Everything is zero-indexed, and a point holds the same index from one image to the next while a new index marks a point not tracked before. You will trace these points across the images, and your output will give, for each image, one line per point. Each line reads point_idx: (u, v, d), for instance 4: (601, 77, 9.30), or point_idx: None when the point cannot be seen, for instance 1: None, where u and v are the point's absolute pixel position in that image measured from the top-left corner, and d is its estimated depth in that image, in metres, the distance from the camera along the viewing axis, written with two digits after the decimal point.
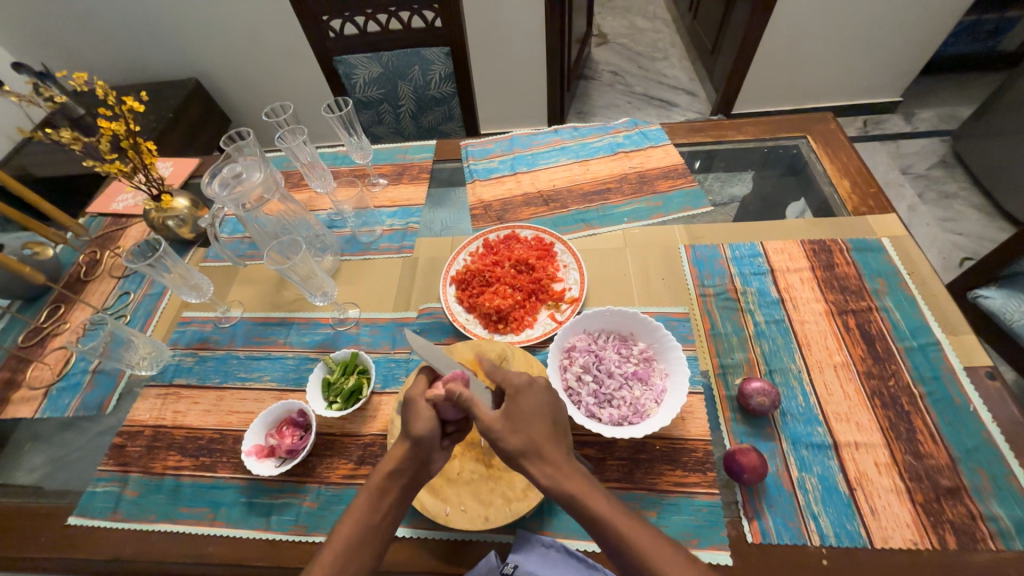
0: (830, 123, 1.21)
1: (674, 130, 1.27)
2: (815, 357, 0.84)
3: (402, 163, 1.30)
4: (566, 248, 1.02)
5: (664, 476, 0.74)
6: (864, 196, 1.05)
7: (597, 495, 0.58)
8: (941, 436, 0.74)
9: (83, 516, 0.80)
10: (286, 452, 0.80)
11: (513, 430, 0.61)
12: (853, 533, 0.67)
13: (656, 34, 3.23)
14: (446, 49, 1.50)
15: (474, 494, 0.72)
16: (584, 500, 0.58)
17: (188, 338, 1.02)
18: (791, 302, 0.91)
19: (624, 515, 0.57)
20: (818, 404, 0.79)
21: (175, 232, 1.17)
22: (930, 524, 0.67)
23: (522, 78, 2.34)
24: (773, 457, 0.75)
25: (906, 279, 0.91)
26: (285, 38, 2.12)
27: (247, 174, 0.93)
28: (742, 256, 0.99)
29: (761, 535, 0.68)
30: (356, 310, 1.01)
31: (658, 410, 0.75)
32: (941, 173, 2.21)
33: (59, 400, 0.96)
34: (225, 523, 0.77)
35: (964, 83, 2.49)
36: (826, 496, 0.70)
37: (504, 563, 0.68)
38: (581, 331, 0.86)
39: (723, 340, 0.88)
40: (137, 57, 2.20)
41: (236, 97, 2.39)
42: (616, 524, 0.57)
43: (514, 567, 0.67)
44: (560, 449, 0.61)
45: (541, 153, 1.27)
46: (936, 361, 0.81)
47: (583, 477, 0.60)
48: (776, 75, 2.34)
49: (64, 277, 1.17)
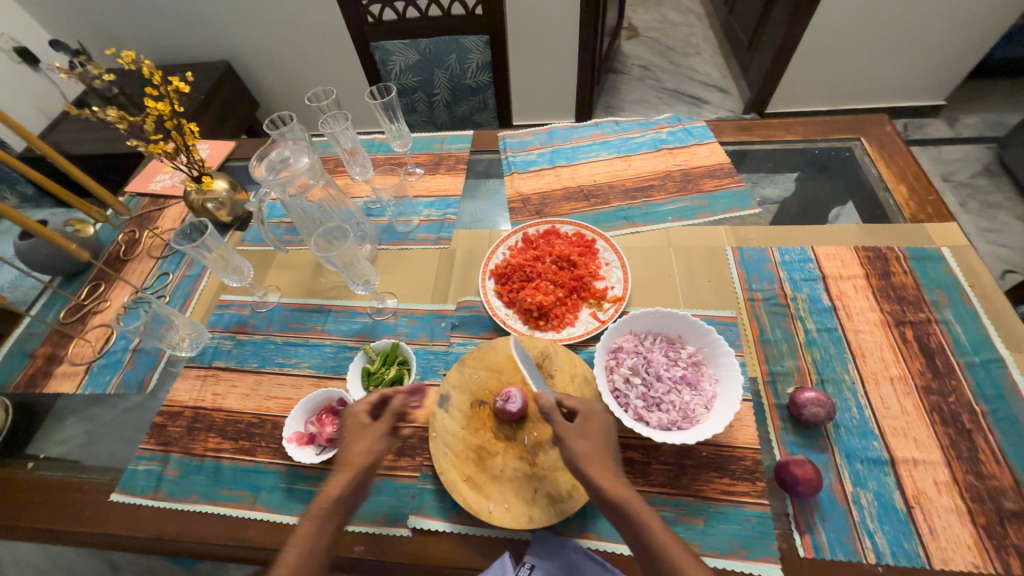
0: (885, 125, 1.16)
1: (720, 128, 1.23)
2: (870, 368, 0.81)
3: (438, 153, 1.29)
4: (608, 245, 1.00)
5: (711, 484, 0.72)
6: (922, 203, 1.01)
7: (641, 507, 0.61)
8: (1004, 455, 0.71)
9: (125, 493, 0.81)
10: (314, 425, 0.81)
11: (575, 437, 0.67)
12: (911, 552, 0.65)
13: (688, 28, 3.16)
14: (485, 38, 1.47)
15: (517, 492, 0.71)
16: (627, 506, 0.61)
17: (226, 321, 1.02)
18: (844, 310, 0.88)
19: (659, 525, 0.60)
20: (874, 417, 0.76)
21: (213, 215, 1.17)
22: (994, 548, 0.64)
23: (553, 70, 2.30)
24: (826, 470, 0.72)
25: (967, 290, 0.88)
26: (317, 23, 2.11)
27: (295, 159, 0.90)
28: (792, 261, 0.96)
29: (814, 549, 0.66)
30: (394, 300, 1.00)
31: (708, 416, 0.73)
32: (985, 181, 2.13)
33: (101, 377, 0.97)
34: (264, 507, 0.77)
35: (1012, 89, 2.40)
36: (883, 513, 0.68)
37: (521, 564, 0.69)
38: (627, 331, 0.83)
39: (772, 346, 0.85)
40: (171, 39, 2.22)
41: (266, 83, 2.40)
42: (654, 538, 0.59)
43: (530, 568, 0.68)
44: (607, 473, 0.64)
45: (582, 147, 1.25)
46: (999, 379, 0.77)
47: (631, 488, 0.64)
48: (814, 76, 2.27)
49: (104, 255, 1.18)
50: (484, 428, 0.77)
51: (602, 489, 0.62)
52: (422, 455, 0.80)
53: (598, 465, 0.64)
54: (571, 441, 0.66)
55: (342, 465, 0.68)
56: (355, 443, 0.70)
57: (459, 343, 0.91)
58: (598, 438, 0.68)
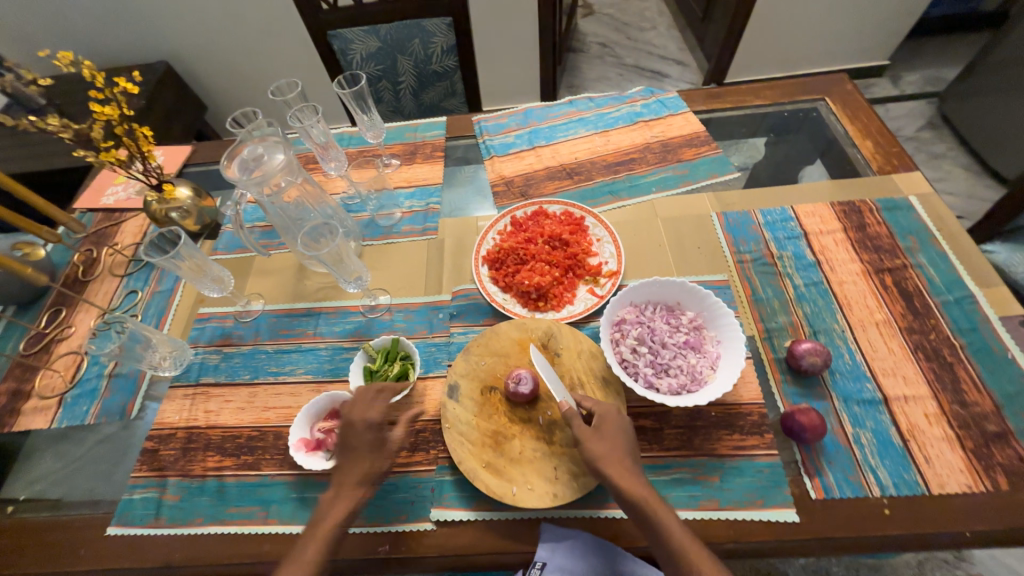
0: (846, 83, 1.20)
1: (692, 97, 1.24)
2: (857, 315, 0.85)
3: (413, 141, 1.25)
4: (597, 221, 1.00)
5: (723, 441, 0.75)
6: (887, 156, 1.06)
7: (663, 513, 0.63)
8: (984, 384, 0.76)
9: (123, 525, 0.77)
10: (341, 424, 0.73)
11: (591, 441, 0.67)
12: (910, 482, 0.69)
13: (642, 2, 3.17)
14: (447, 20, 1.43)
15: (539, 472, 0.71)
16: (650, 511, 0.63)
17: (209, 335, 0.97)
18: (828, 264, 0.92)
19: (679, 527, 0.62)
20: (865, 361, 0.80)
21: (179, 224, 1.10)
22: (982, 469, 0.69)
23: (515, 52, 2.27)
24: (827, 415, 0.76)
25: (936, 235, 0.93)
26: (263, 15, 1.99)
27: (269, 156, 0.85)
28: (775, 221, 0.99)
29: (824, 491, 0.70)
30: (386, 296, 0.98)
31: (715, 376, 0.75)
32: (930, 134, 2.26)
33: (76, 408, 0.90)
34: (278, 520, 0.75)
35: (947, 44, 2.54)
36: (882, 449, 0.72)
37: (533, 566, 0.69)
38: (628, 303, 0.84)
39: (765, 305, 0.88)
40: (101, 40, 2.04)
41: (212, 83, 2.26)
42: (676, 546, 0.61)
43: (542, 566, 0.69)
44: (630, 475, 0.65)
45: (559, 126, 1.24)
46: (972, 313, 0.83)
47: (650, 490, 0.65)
48: (768, 43, 2.33)
49: (61, 278, 1.09)
50: (497, 411, 0.77)
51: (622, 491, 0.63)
52: (437, 448, 0.78)
53: (620, 468, 0.65)
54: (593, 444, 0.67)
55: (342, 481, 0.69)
56: (355, 460, 0.71)
57: (460, 332, 0.90)
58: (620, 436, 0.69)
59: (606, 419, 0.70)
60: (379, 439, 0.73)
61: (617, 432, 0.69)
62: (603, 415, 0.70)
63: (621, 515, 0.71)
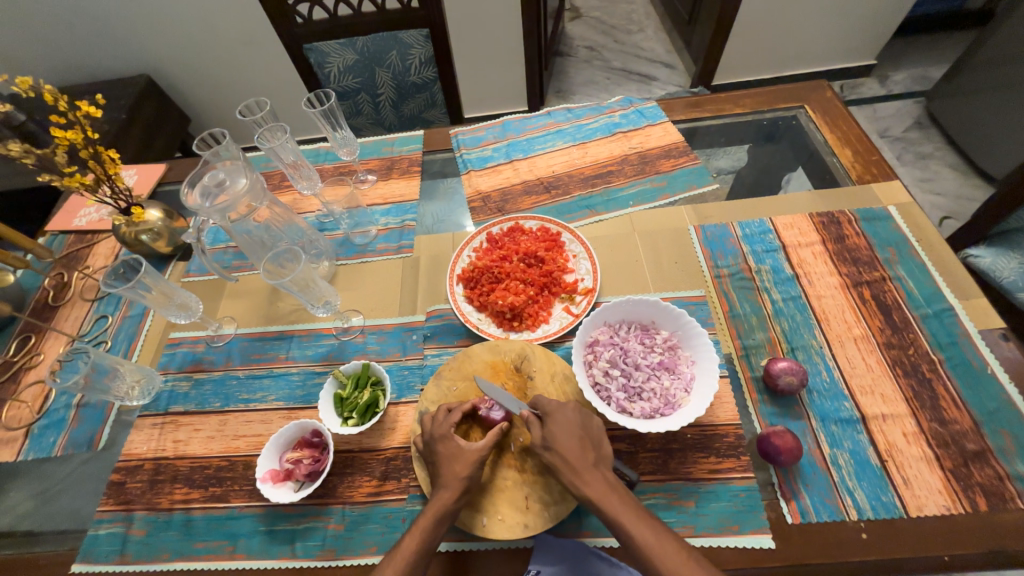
0: (826, 91, 1.19)
1: (671, 106, 1.23)
2: (835, 331, 0.84)
3: (389, 156, 1.23)
4: (574, 236, 0.98)
5: (699, 465, 0.73)
6: (867, 164, 1.05)
7: (617, 507, 0.60)
8: (963, 401, 0.75)
9: (88, 562, 0.75)
10: (428, 437, 0.71)
11: (544, 441, 0.66)
12: (888, 504, 0.68)
13: (628, 5, 3.15)
14: (424, 31, 1.41)
15: (510, 502, 0.69)
16: (604, 508, 0.61)
17: (180, 361, 0.95)
18: (806, 278, 0.91)
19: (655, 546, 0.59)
20: (842, 378, 0.79)
21: (150, 247, 1.08)
22: (961, 489, 0.68)
23: (499, 59, 2.25)
24: (804, 436, 0.74)
25: (915, 246, 0.92)
26: (244, 26, 1.98)
27: (231, 181, 0.85)
28: (753, 234, 0.97)
29: (800, 515, 0.68)
30: (360, 317, 0.96)
31: (689, 399, 0.73)
32: (917, 134, 2.25)
33: (43, 440, 0.88)
34: (246, 555, 0.73)
35: (933, 43, 2.53)
36: (860, 471, 0.71)
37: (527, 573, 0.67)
38: (601, 324, 0.83)
39: (742, 321, 0.87)
40: (80, 55, 2.02)
41: (195, 95, 2.23)
42: (633, 539, 0.59)
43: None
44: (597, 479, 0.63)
45: (536, 138, 1.22)
46: (951, 327, 0.82)
47: (604, 482, 0.62)
48: (754, 45, 2.32)
49: (30, 304, 1.07)
50: (473, 436, 0.74)
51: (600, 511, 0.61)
52: (408, 476, 0.77)
53: (583, 472, 0.63)
54: (558, 449, 0.65)
55: (439, 486, 0.67)
56: (450, 466, 0.67)
57: (433, 355, 0.89)
58: (583, 431, 0.67)
59: (553, 415, 0.68)
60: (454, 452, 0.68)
61: (567, 426, 0.67)
62: (551, 413, 0.69)
63: (614, 546, 0.69)
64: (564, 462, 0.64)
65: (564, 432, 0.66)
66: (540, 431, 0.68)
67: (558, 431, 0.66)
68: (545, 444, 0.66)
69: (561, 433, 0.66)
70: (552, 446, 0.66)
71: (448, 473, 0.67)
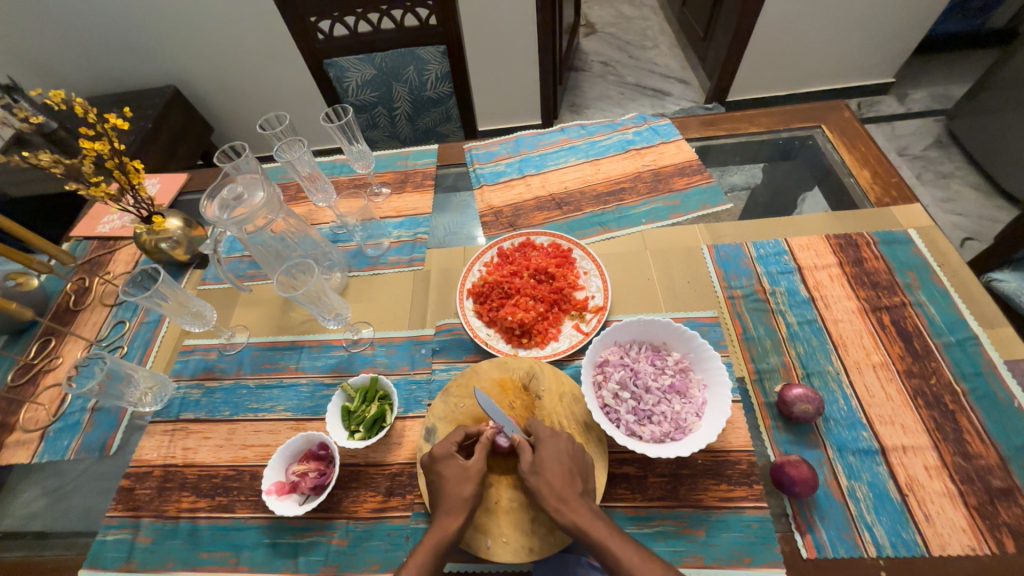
0: (844, 111, 1.17)
1: (685, 124, 1.23)
2: (853, 357, 0.82)
3: (404, 170, 1.25)
4: (585, 253, 0.98)
5: (710, 492, 0.71)
6: (886, 186, 1.03)
7: (601, 530, 0.60)
8: (989, 435, 0.72)
9: (94, 568, 0.75)
10: (429, 458, 0.70)
11: (532, 466, 0.66)
12: (909, 542, 0.65)
13: (644, 21, 3.17)
14: (441, 48, 1.44)
15: (515, 525, 0.68)
16: (587, 532, 0.60)
17: (192, 368, 0.96)
18: (822, 301, 0.89)
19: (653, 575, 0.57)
20: (861, 407, 0.77)
21: (169, 255, 1.10)
22: (987, 529, 0.65)
23: (514, 72, 2.28)
24: (821, 466, 0.72)
25: (937, 271, 0.89)
26: (267, 40, 2.04)
27: (249, 195, 0.86)
28: (768, 254, 0.96)
29: (816, 549, 0.66)
30: (369, 329, 0.96)
31: (701, 424, 0.72)
32: (937, 153, 2.21)
33: (58, 442, 0.90)
34: (249, 567, 0.73)
35: (954, 61, 2.50)
36: (879, 504, 0.68)
37: None
38: (612, 343, 0.82)
39: (756, 344, 0.85)
40: (111, 66, 2.10)
41: (218, 105, 2.30)
42: (615, 557, 0.58)
43: None
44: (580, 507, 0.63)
45: (550, 154, 1.23)
46: (975, 356, 0.79)
47: (587, 509, 0.63)
48: (771, 61, 2.31)
49: (52, 307, 1.09)
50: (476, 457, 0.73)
51: (605, 543, 0.59)
52: (413, 492, 0.76)
53: (570, 502, 0.63)
54: (546, 475, 0.65)
55: (442, 508, 0.66)
56: (454, 489, 0.66)
57: (442, 369, 0.88)
58: (570, 460, 0.67)
59: (545, 442, 0.69)
60: (457, 476, 0.67)
61: (556, 454, 0.67)
62: (543, 439, 0.69)
63: None
64: (550, 487, 0.64)
65: (552, 459, 0.67)
66: (530, 455, 0.68)
67: (546, 455, 0.67)
68: (533, 468, 0.66)
69: (550, 460, 0.67)
70: (538, 469, 0.66)
71: (452, 496, 0.66)
